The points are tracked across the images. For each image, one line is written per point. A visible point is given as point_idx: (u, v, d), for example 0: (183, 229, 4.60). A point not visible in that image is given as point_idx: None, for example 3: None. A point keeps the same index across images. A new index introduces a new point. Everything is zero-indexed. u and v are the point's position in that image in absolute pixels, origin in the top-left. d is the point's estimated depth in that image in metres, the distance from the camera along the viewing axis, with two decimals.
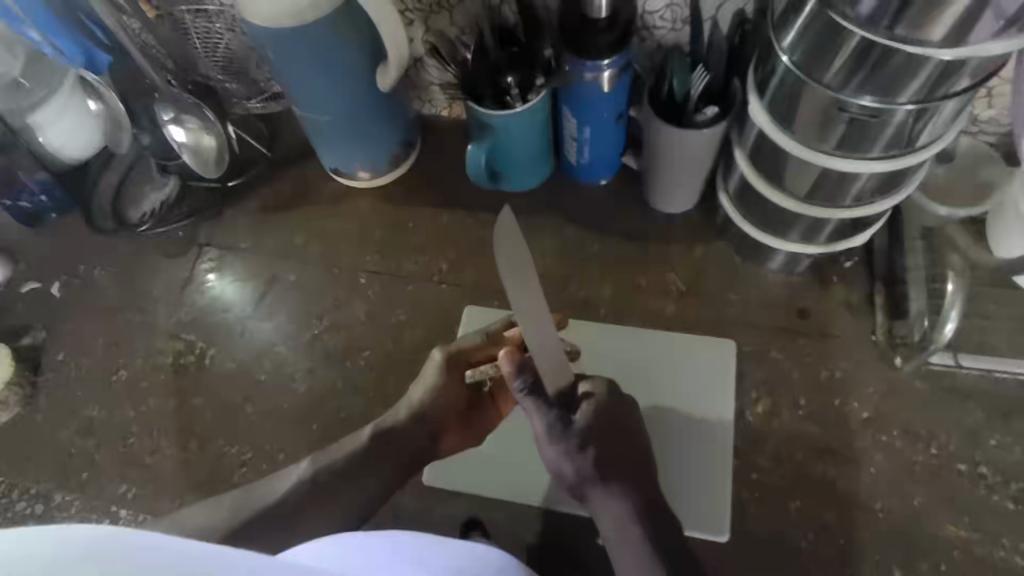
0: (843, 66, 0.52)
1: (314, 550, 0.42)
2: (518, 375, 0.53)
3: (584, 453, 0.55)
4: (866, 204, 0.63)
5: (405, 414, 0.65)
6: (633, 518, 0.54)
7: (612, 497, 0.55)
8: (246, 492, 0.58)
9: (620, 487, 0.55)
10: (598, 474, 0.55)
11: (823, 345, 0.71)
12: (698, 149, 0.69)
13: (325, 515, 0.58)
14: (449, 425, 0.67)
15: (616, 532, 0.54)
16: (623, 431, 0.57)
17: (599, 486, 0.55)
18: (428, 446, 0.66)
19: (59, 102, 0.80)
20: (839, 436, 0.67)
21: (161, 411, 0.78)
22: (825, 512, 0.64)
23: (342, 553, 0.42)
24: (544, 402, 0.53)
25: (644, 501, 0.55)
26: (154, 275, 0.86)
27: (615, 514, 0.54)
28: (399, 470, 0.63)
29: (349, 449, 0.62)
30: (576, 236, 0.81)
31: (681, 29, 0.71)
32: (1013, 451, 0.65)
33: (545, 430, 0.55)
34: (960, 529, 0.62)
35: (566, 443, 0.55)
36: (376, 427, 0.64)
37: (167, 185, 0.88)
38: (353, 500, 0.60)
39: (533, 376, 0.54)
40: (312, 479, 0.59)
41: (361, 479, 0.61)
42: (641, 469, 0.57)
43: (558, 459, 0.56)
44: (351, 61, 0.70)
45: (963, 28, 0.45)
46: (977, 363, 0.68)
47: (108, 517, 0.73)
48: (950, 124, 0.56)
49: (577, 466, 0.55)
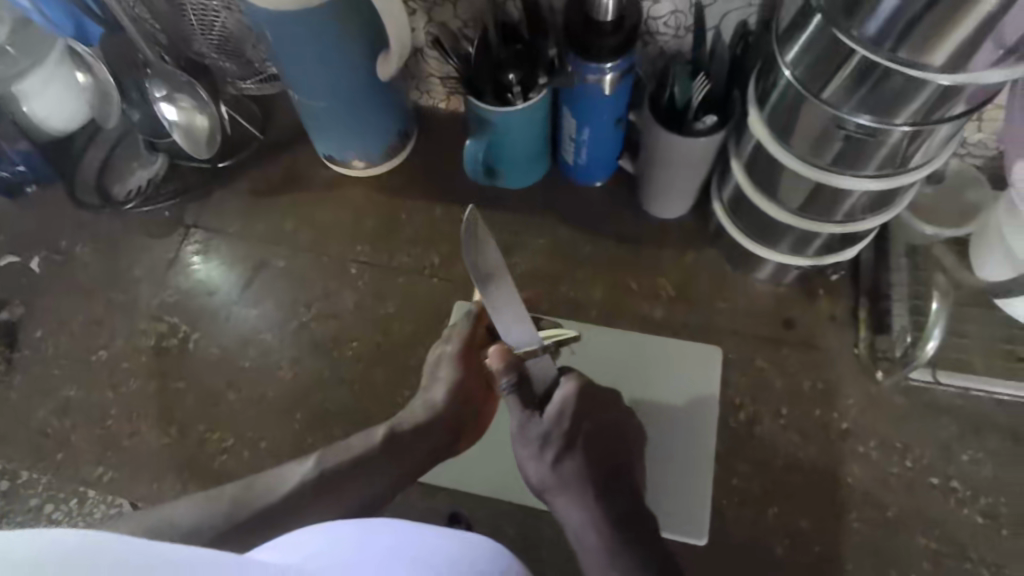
0: (844, 83, 0.52)
1: (306, 545, 0.39)
2: (503, 371, 0.52)
3: (542, 456, 0.52)
4: (856, 220, 0.64)
5: (419, 409, 0.65)
6: (591, 524, 0.50)
7: (572, 502, 0.51)
8: (245, 487, 0.56)
9: (578, 491, 0.51)
10: (556, 478, 0.52)
11: (806, 356, 0.73)
12: (695, 156, 0.69)
13: (325, 506, 0.57)
14: (463, 424, 0.67)
15: (577, 541, 0.51)
16: (593, 428, 0.53)
17: (559, 490, 0.52)
18: (438, 444, 0.65)
19: (47, 72, 0.78)
20: (818, 445, 0.69)
21: (141, 393, 0.76)
22: (802, 519, 0.66)
23: (335, 548, 0.38)
24: (516, 399, 0.53)
25: (612, 505, 0.50)
26: (137, 255, 0.84)
27: (575, 521, 0.50)
28: (410, 466, 0.62)
29: (357, 447, 0.61)
30: (570, 237, 0.81)
31: (684, 36, 0.71)
32: (984, 467, 0.67)
33: (515, 430, 0.54)
34: (930, 541, 0.64)
35: (528, 447, 0.53)
36: (385, 426, 0.63)
37: (157, 162, 0.87)
38: (356, 490, 0.58)
39: (518, 377, 0.52)
40: (316, 475, 0.58)
41: (367, 474, 0.59)
42: (614, 471, 0.52)
43: (525, 460, 0.54)
44: (351, 48, 0.69)
45: (963, 58, 0.46)
46: (957, 381, 0.70)
47: (76, 498, 0.71)
48: (943, 147, 0.57)
49: (541, 470, 0.53)
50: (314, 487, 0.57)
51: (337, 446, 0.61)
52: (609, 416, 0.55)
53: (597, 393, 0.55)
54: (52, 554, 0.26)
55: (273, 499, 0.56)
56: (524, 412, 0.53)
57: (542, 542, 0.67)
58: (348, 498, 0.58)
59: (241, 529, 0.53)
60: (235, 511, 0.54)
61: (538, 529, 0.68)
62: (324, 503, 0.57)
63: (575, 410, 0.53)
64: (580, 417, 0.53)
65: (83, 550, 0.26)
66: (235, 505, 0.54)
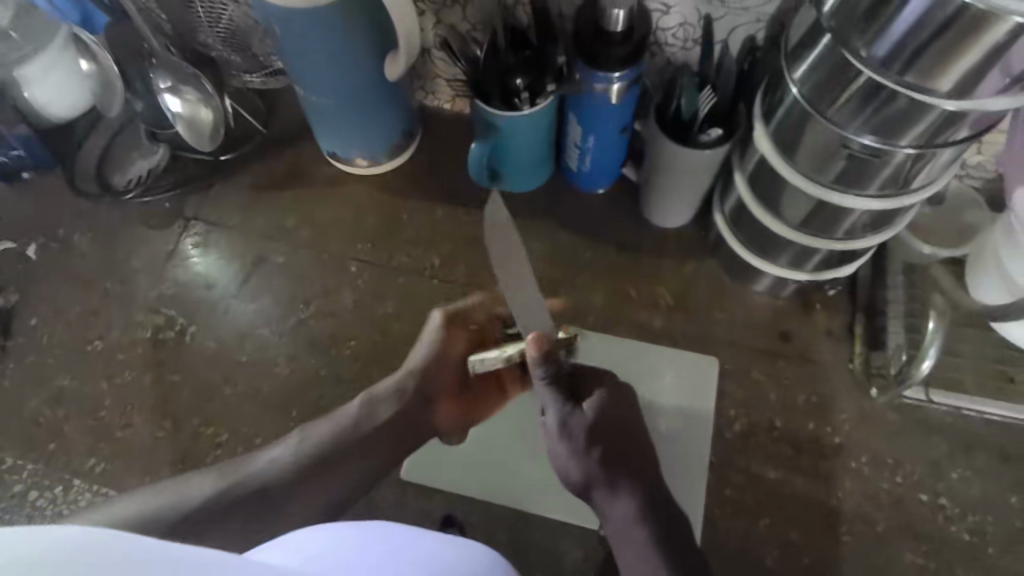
0: (850, 103, 0.53)
1: (304, 547, 0.39)
2: (542, 363, 0.47)
3: (589, 456, 0.51)
4: (856, 238, 0.65)
5: (415, 379, 0.63)
6: (638, 519, 0.52)
7: (620, 500, 0.52)
8: (230, 463, 0.54)
9: (627, 489, 0.52)
10: (605, 477, 0.52)
11: (801, 369, 0.74)
12: (699, 167, 0.70)
13: (312, 491, 0.55)
14: (442, 393, 0.65)
15: (619, 533, 0.53)
16: (624, 425, 0.54)
17: (607, 490, 0.52)
18: (422, 419, 0.63)
19: (48, 58, 0.78)
20: (811, 459, 0.70)
21: (135, 385, 0.76)
22: (792, 532, 0.67)
23: (335, 550, 0.38)
24: (555, 396, 0.50)
25: (650, 498, 0.53)
26: (135, 246, 0.84)
27: (621, 518, 0.52)
28: (390, 454, 0.60)
29: (355, 427, 0.59)
30: (571, 243, 0.81)
31: (691, 48, 0.72)
32: (973, 485, 0.68)
33: (553, 425, 0.51)
34: (917, 557, 0.65)
35: (572, 446, 0.51)
36: (386, 406, 0.61)
37: (158, 152, 0.87)
38: (343, 478, 0.57)
39: (554, 370, 0.49)
40: (304, 454, 0.56)
41: (356, 460, 0.58)
42: (646, 465, 0.55)
43: (567, 458, 0.52)
44: (358, 45, 0.68)
45: (969, 84, 0.47)
46: (949, 399, 0.71)
47: (61, 486, 0.71)
48: (945, 169, 0.58)
49: (584, 469, 0.52)
50: (309, 470, 0.55)
51: (335, 425, 0.59)
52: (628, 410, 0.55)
53: (620, 388, 0.55)
54: (62, 549, 0.25)
55: (274, 481, 0.54)
56: (566, 410, 0.51)
57: (534, 546, 0.68)
58: (336, 484, 0.56)
59: (224, 505, 0.51)
60: (231, 489, 0.52)
61: (531, 533, 0.68)
62: (314, 490, 0.55)
63: (610, 410, 0.53)
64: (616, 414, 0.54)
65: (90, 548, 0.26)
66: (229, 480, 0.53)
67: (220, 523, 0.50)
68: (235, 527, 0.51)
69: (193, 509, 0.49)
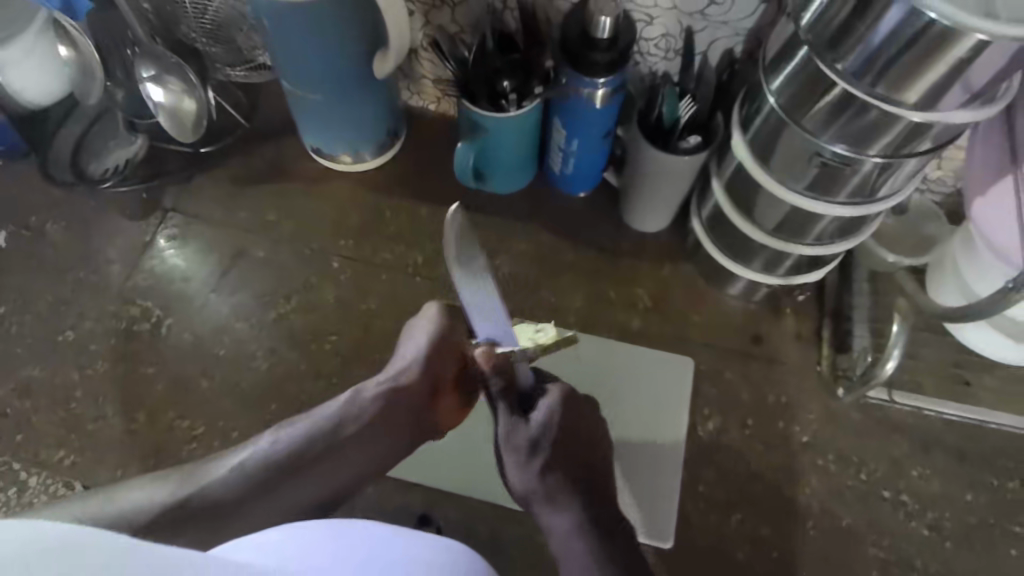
0: (824, 112, 0.56)
1: (268, 545, 0.39)
2: (491, 374, 0.51)
3: (531, 465, 0.51)
4: (826, 244, 0.68)
5: (405, 378, 0.60)
6: (576, 533, 0.50)
7: (556, 511, 0.51)
8: (196, 467, 0.54)
9: (565, 501, 0.51)
10: (544, 488, 0.51)
11: (772, 371, 0.76)
12: (678, 175, 0.72)
13: (280, 498, 0.54)
14: (438, 384, 0.61)
15: (559, 549, 0.50)
16: (579, 440, 0.53)
17: (544, 501, 0.51)
18: (415, 413, 0.60)
19: (25, 44, 0.73)
20: (780, 456, 0.72)
21: (108, 377, 0.74)
22: (762, 526, 0.69)
23: (307, 544, 0.39)
24: (503, 407, 0.52)
25: (598, 515, 0.51)
26: (110, 236, 0.82)
27: (560, 530, 0.51)
28: (374, 457, 0.58)
29: (339, 426, 0.58)
30: (552, 244, 0.83)
31: (672, 59, 0.75)
32: (932, 483, 0.71)
33: (502, 437, 0.52)
34: (881, 551, 0.68)
35: (517, 453, 0.52)
36: (374, 403, 0.59)
37: (135, 142, 0.85)
38: (317, 482, 0.56)
39: (504, 381, 0.52)
40: (276, 457, 0.55)
41: (333, 462, 0.57)
42: (597, 483, 0.53)
43: (510, 467, 0.53)
44: (349, 43, 0.69)
45: (934, 98, 0.50)
46: (910, 400, 0.74)
47: (16, 487, 0.69)
48: (909, 180, 0.61)
49: (525, 479, 0.52)
50: (283, 470, 0.54)
51: (318, 422, 0.58)
52: (591, 425, 0.54)
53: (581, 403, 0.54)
54: (42, 534, 0.26)
55: (244, 485, 0.53)
56: (512, 419, 0.52)
57: (513, 541, 0.68)
58: (309, 487, 0.55)
59: (183, 507, 0.50)
60: (194, 494, 0.51)
61: (509, 527, 0.69)
62: (285, 491, 0.54)
63: (562, 421, 0.52)
64: (570, 427, 0.52)
65: (76, 535, 0.27)
66: (192, 486, 0.52)
67: (176, 530, 0.49)
68: (194, 534, 0.50)
69: (150, 518, 0.49)
